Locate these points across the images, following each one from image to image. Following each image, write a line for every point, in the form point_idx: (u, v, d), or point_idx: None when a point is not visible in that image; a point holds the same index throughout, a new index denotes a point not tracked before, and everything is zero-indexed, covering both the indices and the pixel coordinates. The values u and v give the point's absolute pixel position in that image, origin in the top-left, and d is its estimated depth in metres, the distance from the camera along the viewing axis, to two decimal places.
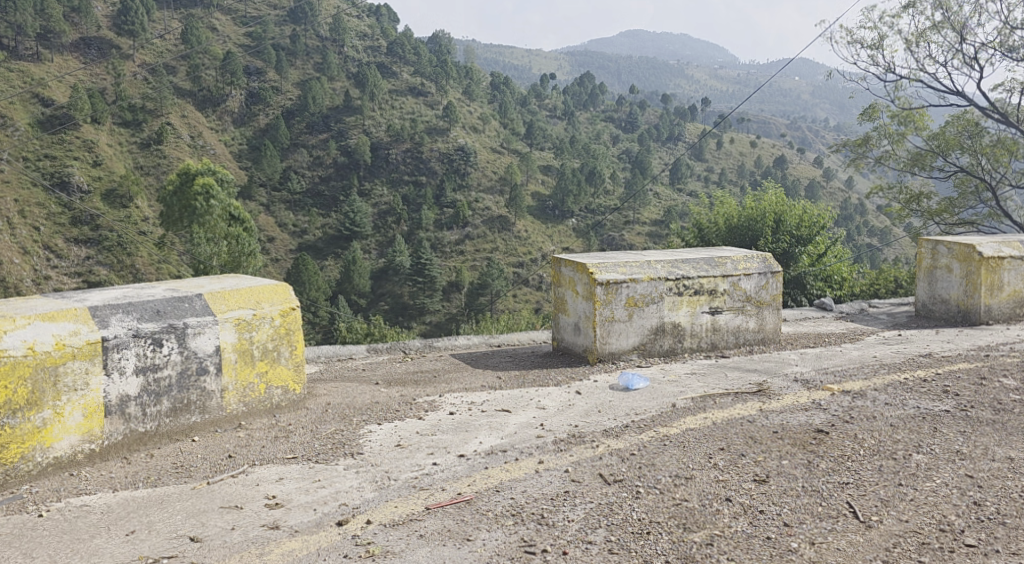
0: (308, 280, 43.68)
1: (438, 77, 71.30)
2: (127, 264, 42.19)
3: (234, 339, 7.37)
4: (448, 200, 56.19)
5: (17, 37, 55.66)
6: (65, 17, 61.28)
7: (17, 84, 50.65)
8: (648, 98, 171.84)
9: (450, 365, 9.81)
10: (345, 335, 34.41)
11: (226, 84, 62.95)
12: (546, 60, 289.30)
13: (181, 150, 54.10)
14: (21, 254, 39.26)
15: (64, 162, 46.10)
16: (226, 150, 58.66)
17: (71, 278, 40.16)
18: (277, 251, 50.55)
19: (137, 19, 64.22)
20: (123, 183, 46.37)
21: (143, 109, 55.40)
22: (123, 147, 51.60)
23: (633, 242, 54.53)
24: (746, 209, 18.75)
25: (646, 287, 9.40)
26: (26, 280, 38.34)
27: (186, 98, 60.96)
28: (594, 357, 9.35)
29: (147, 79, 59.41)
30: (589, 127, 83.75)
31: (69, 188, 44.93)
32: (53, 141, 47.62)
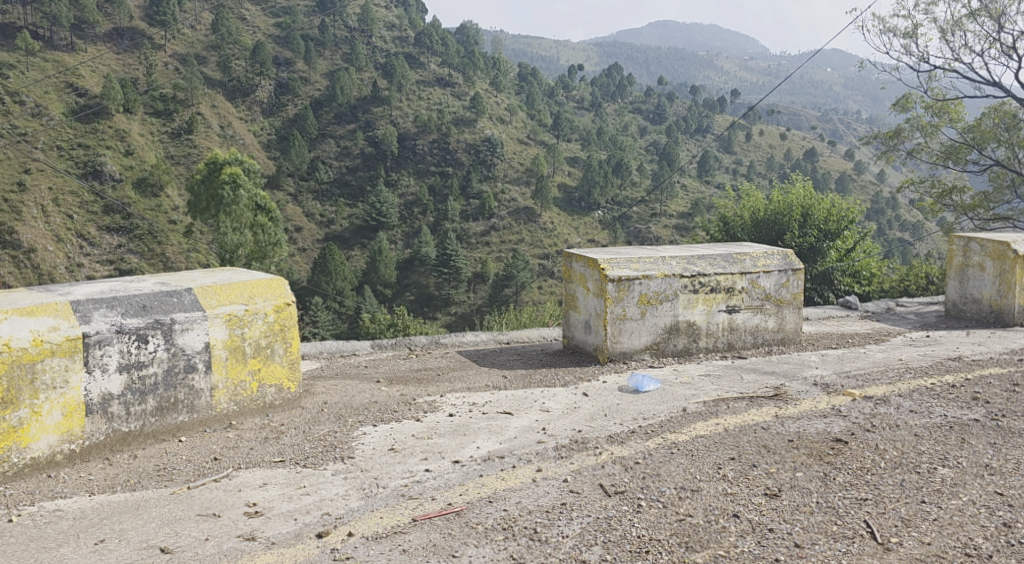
0: (335, 269, 43.63)
1: (466, 67, 70.93)
2: (156, 253, 42.06)
3: (225, 335, 7.09)
4: (474, 192, 55.93)
5: (53, 28, 56.73)
6: (99, 8, 61.68)
7: (52, 74, 51.10)
8: (677, 90, 169.91)
9: (456, 363, 9.48)
10: (370, 324, 34.22)
11: (255, 74, 63.02)
12: (575, 51, 287.73)
13: (211, 139, 54.24)
14: (55, 242, 39.92)
15: (97, 151, 46.39)
16: (255, 140, 58.74)
17: (102, 265, 40.31)
18: (305, 241, 50.63)
19: (169, 10, 64.55)
20: (154, 171, 46.20)
21: (175, 98, 55.52)
22: (154, 136, 51.78)
23: (660, 235, 53.89)
24: (774, 202, 18.24)
25: (659, 284, 9.00)
26: (60, 268, 38.69)
27: (217, 88, 61.18)
28: (604, 357, 8.97)
29: (178, 69, 59.64)
30: (617, 118, 83.06)
31: (101, 176, 45.12)
32: (87, 129, 47.92)
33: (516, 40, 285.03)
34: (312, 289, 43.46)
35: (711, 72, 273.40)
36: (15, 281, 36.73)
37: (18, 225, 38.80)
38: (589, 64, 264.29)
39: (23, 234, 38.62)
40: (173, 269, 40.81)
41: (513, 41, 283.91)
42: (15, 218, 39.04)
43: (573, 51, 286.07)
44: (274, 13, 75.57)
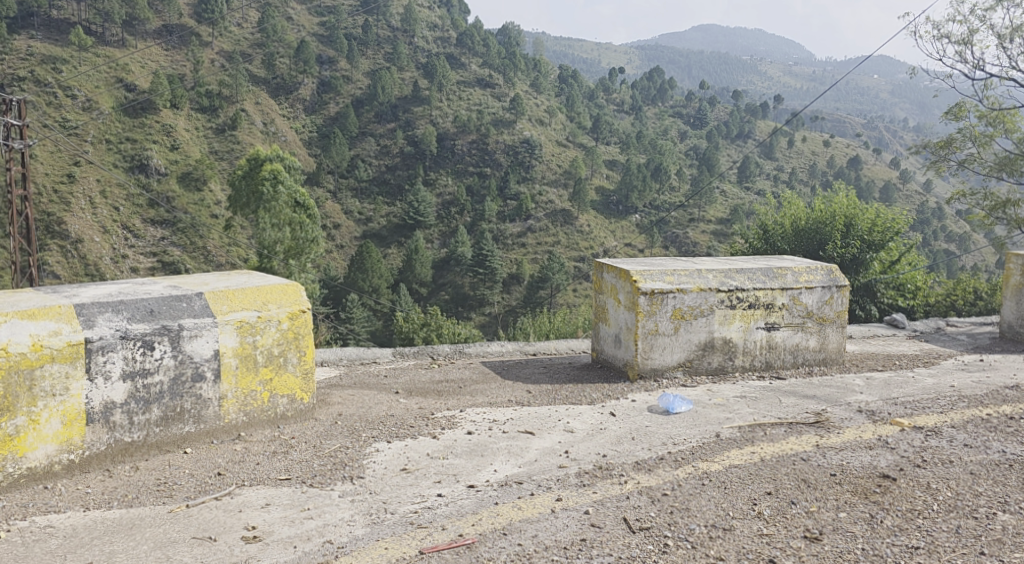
0: (372, 267, 43.48)
1: (506, 68, 70.56)
2: (199, 246, 41.90)
3: (235, 343, 6.79)
4: (512, 193, 55.51)
5: (104, 24, 57.33)
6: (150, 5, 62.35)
7: (102, 69, 51.66)
8: (720, 95, 167.78)
9: (479, 375, 9.09)
10: (405, 322, 33.88)
11: (298, 73, 63.35)
12: (616, 53, 285.70)
13: (254, 136, 54.39)
14: (101, 233, 39.70)
15: (144, 145, 46.79)
16: (297, 138, 58.90)
17: (146, 257, 40.22)
18: (343, 238, 50.65)
19: (217, 8, 65.12)
20: (199, 166, 46.41)
21: (220, 94, 55.85)
22: (200, 131, 52.10)
23: (697, 240, 53.01)
24: (815, 211, 17.48)
25: (695, 298, 8.54)
26: (106, 259, 38.65)
27: (261, 85, 61.52)
28: (634, 373, 8.55)
29: (224, 66, 60.09)
30: (657, 122, 82.11)
31: (147, 170, 45.38)
32: (135, 124, 48.37)
33: (558, 42, 284.33)
34: (348, 286, 43.29)
35: (754, 77, 270.41)
36: (62, 271, 36.86)
37: (66, 216, 38.98)
38: (630, 67, 261.90)
39: (71, 225, 38.92)
40: (214, 263, 40.86)
41: (554, 43, 283.28)
42: (63, 209, 39.51)
43: (614, 53, 284.32)
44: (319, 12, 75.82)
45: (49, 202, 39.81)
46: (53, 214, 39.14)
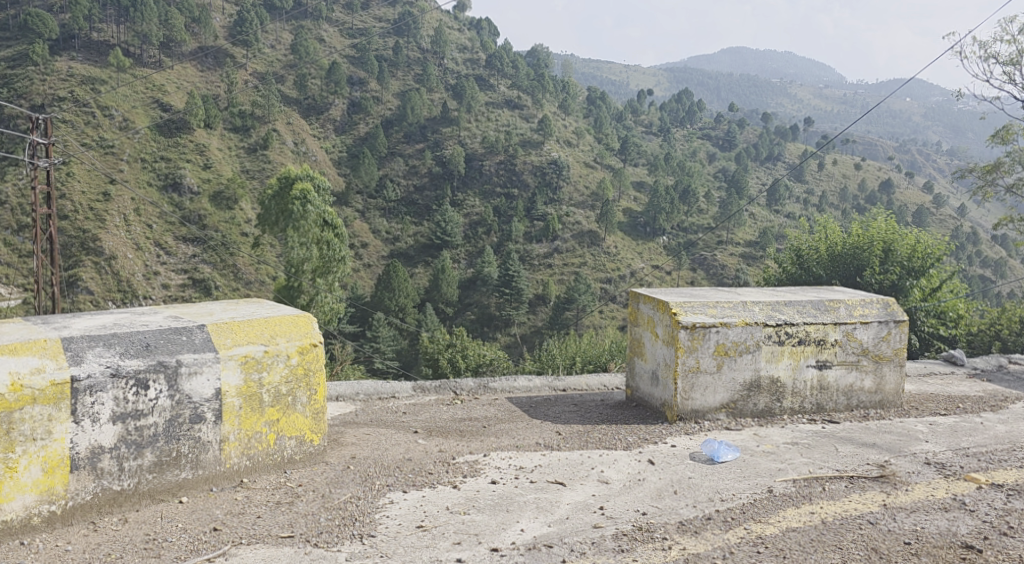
0: (399, 286, 42.98)
1: (535, 90, 70.09)
2: (229, 263, 41.63)
3: (239, 381, 6.22)
4: (539, 213, 54.95)
5: (142, 46, 57.56)
6: (187, 26, 62.68)
7: (139, 89, 51.77)
8: (749, 117, 166.55)
9: (505, 413, 8.43)
10: (431, 341, 33.17)
11: (329, 93, 63.42)
12: (644, 75, 284.99)
13: (285, 155, 54.39)
14: (134, 250, 39.43)
15: (177, 164, 46.66)
16: (327, 157, 58.81)
17: (178, 274, 39.99)
18: (370, 258, 50.34)
19: (251, 30, 65.41)
20: (231, 185, 46.25)
21: (253, 115, 56.03)
22: (232, 150, 52.22)
23: (726, 263, 52.01)
24: (852, 236, 15.79)
25: (740, 332, 7.85)
26: (138, 276, 38.40)
27: (293, 106, 61.65)
28: (674, 415, 7.87)
29: (257, 87, 60.21)
30: (685, 143, 81.21)
31: (180, 188, 45.21)
32: (169, 143, 48.36)
33: (587, 64, 284.82)
34: (374, 305, 42.83)
35: (783, 99, 268.85)
36: (96, 287, 36.18)
37: (101, 233, 38.52)
38: (658, 89, 261.09)
39: (105, 241, 38.26)
40: (244, 281, 40.67)
41: (583, 65, 283.64)
42: (98, 226, 38.80)
43: (643, 75, 284.21)
44: (351, 34, 76.00)
45: (83, 219, 39.16)
46: (88, 232, 38.42)
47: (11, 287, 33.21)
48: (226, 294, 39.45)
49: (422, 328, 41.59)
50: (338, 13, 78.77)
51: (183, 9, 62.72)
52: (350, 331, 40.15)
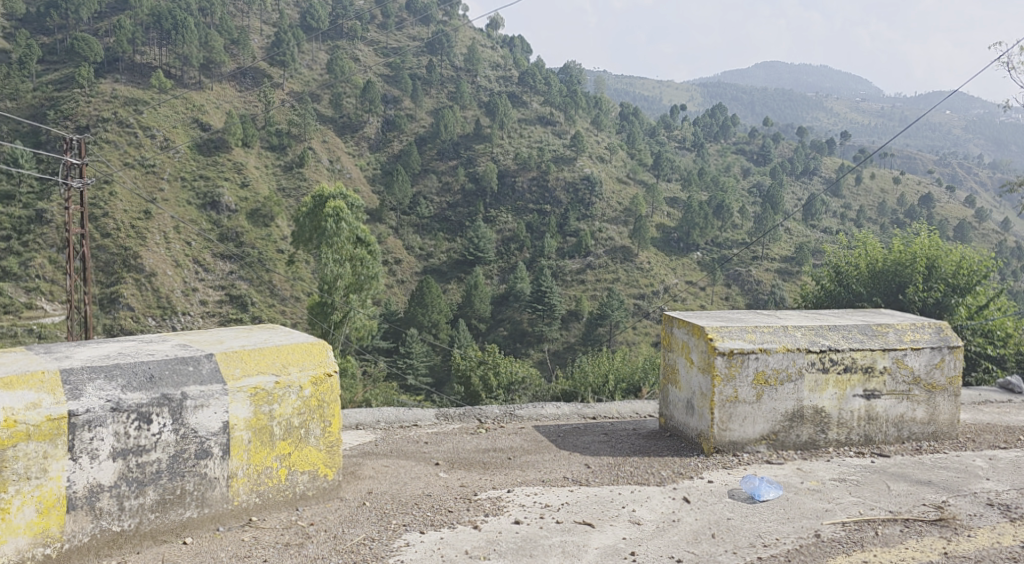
0: (432, 302, 42.70)
1: (567, 106, 69.70)
2: (265, 280, 41.94)
3: (248, 414, 5.90)
4: (572, 229, 54.48)
5: (183, 67, 57.80)
6: (226, 47, 63.19)
7: (180, 109, 52.00)
8: (783, 131, 164.64)
9: (532, 443, 8.01)
10: (463, 356, 32.71)
11: (364, 112, 63.60)
12: (678, 90, 283.45)
13: (320, 173, 54.54)
14: (174, 267, 39.55)
15: (216, 183, 46.80)
16: (361, 175, 58.90)
17: (215, 291, 40.19)
18: (403, 274, 50.25)
19: (288, 50, 65.78)
20: (267, 203, 46.32)
21: (289, 134, 56.39)
22: (268, 168, 52.49)
23: (761, 279, 51.10)
24: (893, 252, 15.02)
25: (782, 359, 7.38)
26: (177, 292, 38.46)
27: (328, 124, 61.88)
28: (710, 446, 7.42)
29: (293, 106, 60.51)
30: (719, 158, 80.28)
31: (219, 207, 45.31)
32: (208, 162, 48.65)
33: (619, 80, 284.08)
34: (407, 321, 42.62)
35: (818, 113, 265.97)
36: (136, 304, 36.18)
37: (141, 250, 38.47)
38: (691, 104, 259.59)
39: (146, 259, 38.24)
40: (279, 298, 40.81)
41: (616, 81, 283.20)
42: (139, 244, 38.59)
43: (676, 91, 282.98)
44: (386, 53, 76.29)
45: (125, 236, 38.91)
46: (129, 250, 38.19)
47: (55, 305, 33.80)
48: (262, 310, 39.47)
49: (455, 344, 41.26)
50: (372, 33, 79.11)
51: (223, 30, 63.30)
52: (383, 347, 39.98)
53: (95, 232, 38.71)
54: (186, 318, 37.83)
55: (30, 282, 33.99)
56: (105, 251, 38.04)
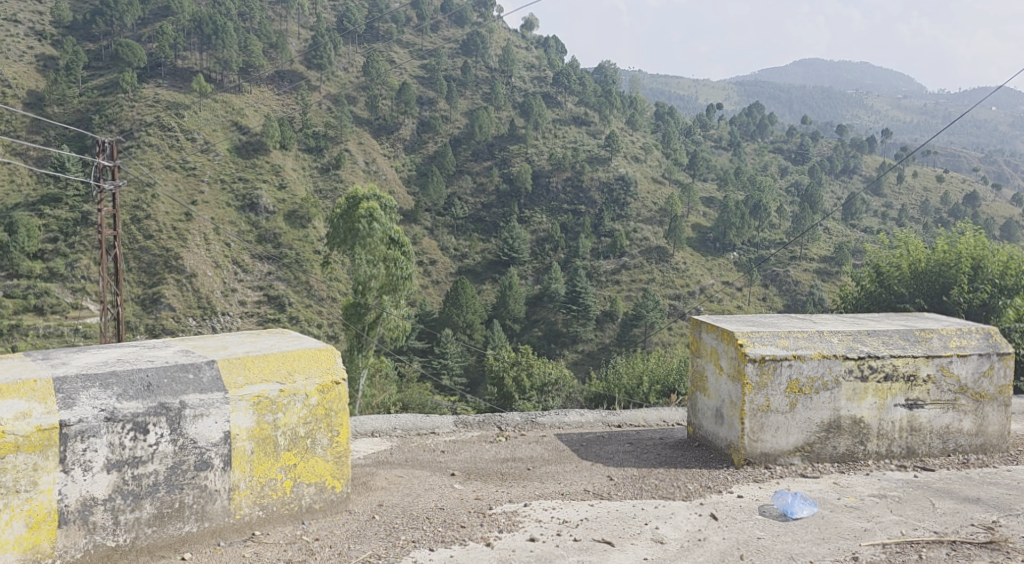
0: (467, 302, 42.43)
1: (602, 106, 69.01)
2: (303, 281, 42.09)
3: (251, 424, 5.65)
4: (606, 229, 53.97)
5: (223, 72, 58.01)
6: (264, 51, 63.47)
7: (219, 113, 52.15)
8: (822, 129, 161.85)
9: (553, 454, 7.68)
10: (496, 357, 32.20)
11: (400, 113, 63.56)
12: (714, 89, 280.54)
13: (356, 175, 54.60)
14: (214, 268, 39.72)
15: (254, 185, 46.87)
16: (397, 176, 58.86)
17: (254, 291, 40.39)
18: (438, 274, 50.14)
19: (326, 54, 65.81)
20: (304, 204, 46.38)
21: (326, 135, 56.60)
22: (306, 170, 52.61)
23: (800, 279, 50.14)
24: (937, 252, 14.38)
25: (817, 366, 6.98)
26: (217, 293, 38.54)
27: (364, 126, 61.97)
28: (741, 458, 7.04)
29: (330, 108, 60.58)
30: (756, 157, 79.12)
31: (257, 208, 45.35)
32: (247, 164, 48.80)
33: (655, 79, 281.84)
34: (442, 322, 42.42)
35: (858, 111, 261.71)
36: (178, 304, 36.28)
37: (183, 251, 38.64)
38: (728, 103, 256.75)
39: (187, 259, 38.37)
40: (316, 298, 40.90)
41: (651, 80, 281.10)
42: (180, 246, 38.77)
43: (712, 89, 280.14)
44: (421, 55, 76.25)
45: (167, 238, 39.09)
46: (171, 251, 38.34)
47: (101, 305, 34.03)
48: (300, 310, 39.62)
49: (489, 345, 40.94)
50: (408, 35, 79.16)
51: (261, 35, 63.60)
52: (417, 347, 39.84)
53: (138, 233, 38.87)
54: (226, 318, 37.99)
55: (76, 282, 34.55)
56: (147, 252, 38.19)
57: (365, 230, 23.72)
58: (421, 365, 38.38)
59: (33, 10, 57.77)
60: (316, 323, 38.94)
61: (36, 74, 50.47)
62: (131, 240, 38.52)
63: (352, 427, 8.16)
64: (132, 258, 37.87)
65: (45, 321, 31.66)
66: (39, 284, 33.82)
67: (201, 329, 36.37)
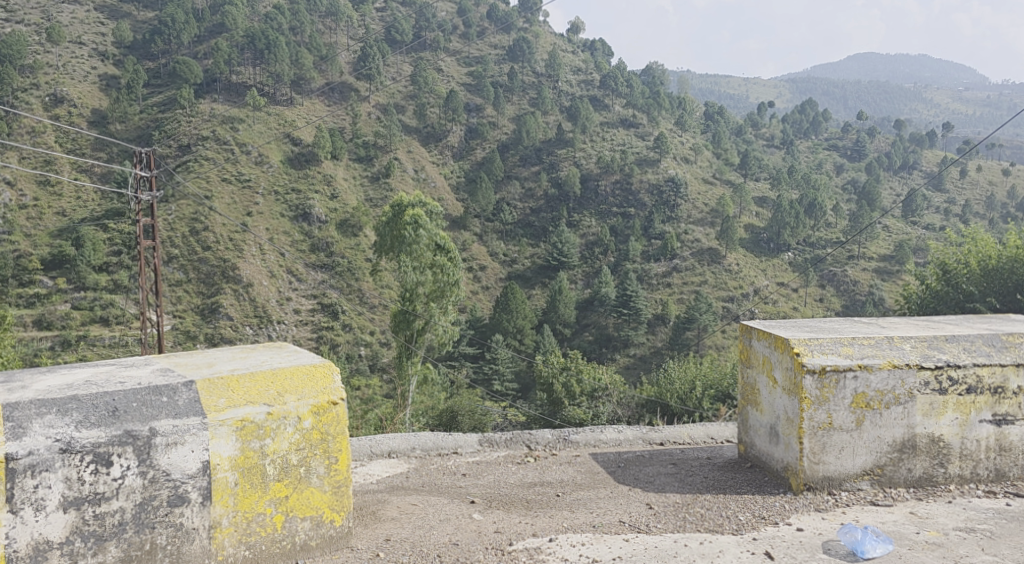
0: (516, 307, 41.61)
1: (650, 107, 67.60)
2: (355, 289, 41.86)
3: (234, 452, 4.98)
4: (657, 232, 52.81)
5: (275, 85, 58.02)
6: (315, 63, 63.43)
7: (273, 126, 51.72)
8: (878, 125, 157.23)
9: (587, 476, 6.91)
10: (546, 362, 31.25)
11: (448, 121, 62.98)
12: (767, 87, 274.95)
13: (406, 183, 54.24)
14: (269, 278, 39.86)
15: (307, 195, 46.37)
16: (446, 183, 58.37)
17: (308, 299, 40.26)
18: (488, 280, 49.70)
19: (374, 64, 65.39)
20: (356, 212, 45.96)
21: (376, 145, 56.55)
22: (356, 180, 52.40)
23: (858, 279, 48.31)
24: (1011, 247, 13.20)
25: (887, 378, 6.18)
26: (272, 302, 38.83)
27: (412, 134, 61.57)
28: (801, 483, 6.24)
29: (379, 118, 60.33)
30: (811, 155, 76.90)
31: (310, 218, 44.96)
32: (300, 175, 48.43)
33: (704, 78, 277.64)
34: (493, 327, 41.76)
35: (915, 104, 254.65)
36: (235, 313, 36.73)
37: (240, 262, 38.85)
38: (781, 100, 251.32)
39: (243, 270, 38.59)
40: (369, 306, 40.79)
41: (700, 80, 277.05)
42: (237, 255, 39.00)
43: (763, 87, 275.14)
44: (469, 63, 75.58)
45: (224, 248, 39.15)
46: (228, 261, 38.52)
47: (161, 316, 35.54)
48: (352, 317, 39.68)
49: (540, 350, 40.25)
50: (455, 43, 78.55)
51: (312, 47, 63.55)
52: (468, 352, 39.39)
53: (196, 244, 38.90)
54: (282, 325, 38.07)
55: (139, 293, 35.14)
56: (205, 262, 38.33)
57: (410, 237, 22.81)
58: (472, 372, 38.03)
59: (95, 32, 58.38)
60: (369, 330, 39.18)
61: (99, 92, 50.65)
62: (190, 251, 38.51)
63: (367, 447, 7.45)
64: (191, 269, 37.96)
65: (110, 333, 32.08)
66: (104, 296, 34.42)
67: (258, 337, 36.54)
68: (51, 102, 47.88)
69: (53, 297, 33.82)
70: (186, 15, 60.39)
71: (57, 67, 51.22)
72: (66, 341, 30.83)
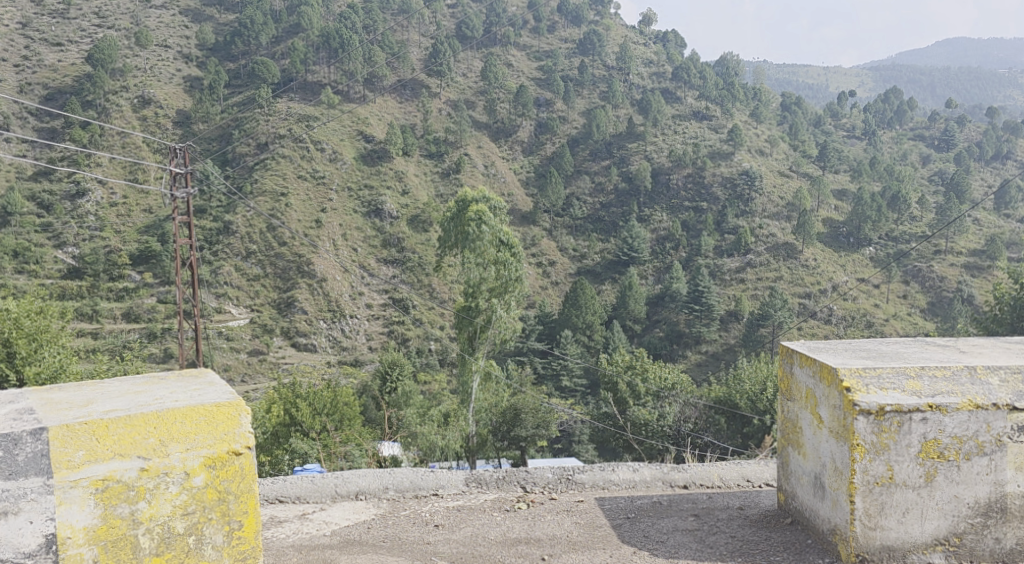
0: (586, 304, 40.19)
1: (724, 99, 64.92)
2: (426, 284, 40.94)
3: (93, 520, 3.85)
4: (730, 227, 50.61)
5: (349, 83, 57.46)
6: (387, 62, 62.77)
7: (346, 123, 51.15)
8: (969, 113, 149.23)
9: (588, 530, 5.64)
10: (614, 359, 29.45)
11: (518, 115, 61.64)
12: (847, 76, 265.33)
13: (476, 179, 53.26)
14: (342, 272, 39.29)
15: (379, 191, 45.63)
16: (515, 178, 56.99)
17: (380, 294, 39.70)
18: (558, 275, 48.55)
19: (445, 61, 64.38)
20: (426, 208, 44.86)
21: (446, 141, 55.76)
22: (427, 176, 51.50)
23: (945, 274, 45.26)
24: None
25: (968, 422, 4.77)
26: (346, 296, 38.20)
27: (483, 130, 60.48)
28: (851, 554, 4.86)
29: (450, 114, 59.44)
30: (895, 145, 73.03)
31: (382, 214, 44.11)
32: (372, 171, 47.57)
33: (781, 67, 269.43)
34: (562, 323, 40.44)
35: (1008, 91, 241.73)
36: (310, 307, 36.42)
37: (314, 256, 38.26)
38: (863, 89, 241.88)
39: (317, 264, 38.07)
40: (439, 300, 40.07)
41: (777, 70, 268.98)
42: (312, 250, 38.48)
43: (843, 76, 265.83)
44: (539, 57, 74.06)
45: (301, 243, 38.85)
46: (303, 256, 38.16)
47: (241, 309, 35.60)
48: (423, 311, 38.99)
49: (609, 348, 38.84)
50: (525, 39, 77.19)
51: (384, 45, 62.95)
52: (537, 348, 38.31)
53: (273, 240, 38.74)
54: (355, 320, 37.51)
55: (220, 288, 36.33)
56: (281, 257, 38.16)
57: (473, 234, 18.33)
58: (541, 366, 36.87)
59: (179, 35, 58.89)
60: (439, 324, 38.33)
61: (183, 93, 50.73)
62: (266, 247, 38.45)
63: (331, 486, 6.30)
64: (268, 264, 37.78)
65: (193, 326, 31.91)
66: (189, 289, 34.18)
67: (331, 331, 36.07)
68: (139, 104, 48.01)
69: (140, 290, 33.72)
70: (264, 16, 60.36)
71: (144, 70, 51.78)
72: (153, 333, 30.71)
